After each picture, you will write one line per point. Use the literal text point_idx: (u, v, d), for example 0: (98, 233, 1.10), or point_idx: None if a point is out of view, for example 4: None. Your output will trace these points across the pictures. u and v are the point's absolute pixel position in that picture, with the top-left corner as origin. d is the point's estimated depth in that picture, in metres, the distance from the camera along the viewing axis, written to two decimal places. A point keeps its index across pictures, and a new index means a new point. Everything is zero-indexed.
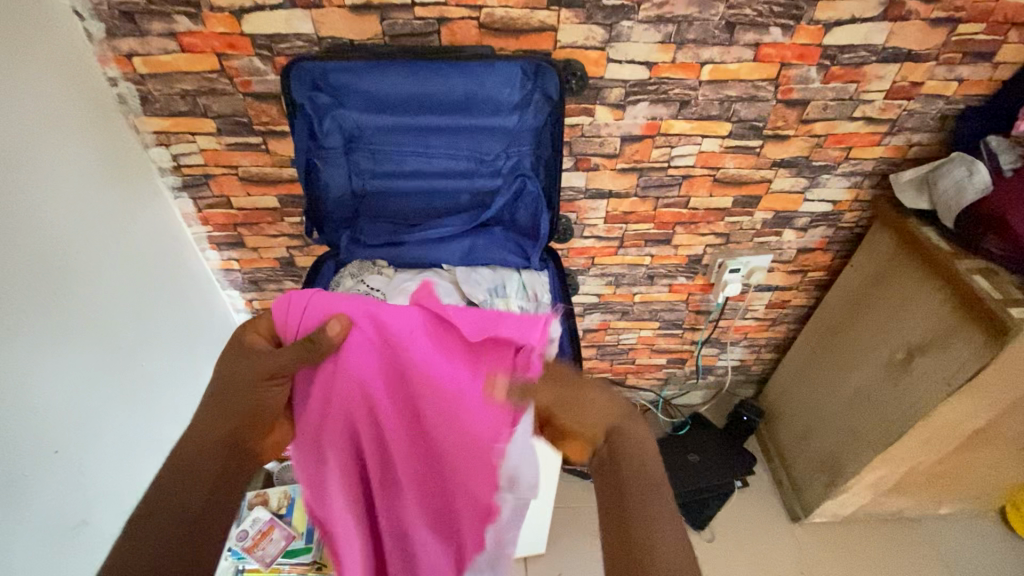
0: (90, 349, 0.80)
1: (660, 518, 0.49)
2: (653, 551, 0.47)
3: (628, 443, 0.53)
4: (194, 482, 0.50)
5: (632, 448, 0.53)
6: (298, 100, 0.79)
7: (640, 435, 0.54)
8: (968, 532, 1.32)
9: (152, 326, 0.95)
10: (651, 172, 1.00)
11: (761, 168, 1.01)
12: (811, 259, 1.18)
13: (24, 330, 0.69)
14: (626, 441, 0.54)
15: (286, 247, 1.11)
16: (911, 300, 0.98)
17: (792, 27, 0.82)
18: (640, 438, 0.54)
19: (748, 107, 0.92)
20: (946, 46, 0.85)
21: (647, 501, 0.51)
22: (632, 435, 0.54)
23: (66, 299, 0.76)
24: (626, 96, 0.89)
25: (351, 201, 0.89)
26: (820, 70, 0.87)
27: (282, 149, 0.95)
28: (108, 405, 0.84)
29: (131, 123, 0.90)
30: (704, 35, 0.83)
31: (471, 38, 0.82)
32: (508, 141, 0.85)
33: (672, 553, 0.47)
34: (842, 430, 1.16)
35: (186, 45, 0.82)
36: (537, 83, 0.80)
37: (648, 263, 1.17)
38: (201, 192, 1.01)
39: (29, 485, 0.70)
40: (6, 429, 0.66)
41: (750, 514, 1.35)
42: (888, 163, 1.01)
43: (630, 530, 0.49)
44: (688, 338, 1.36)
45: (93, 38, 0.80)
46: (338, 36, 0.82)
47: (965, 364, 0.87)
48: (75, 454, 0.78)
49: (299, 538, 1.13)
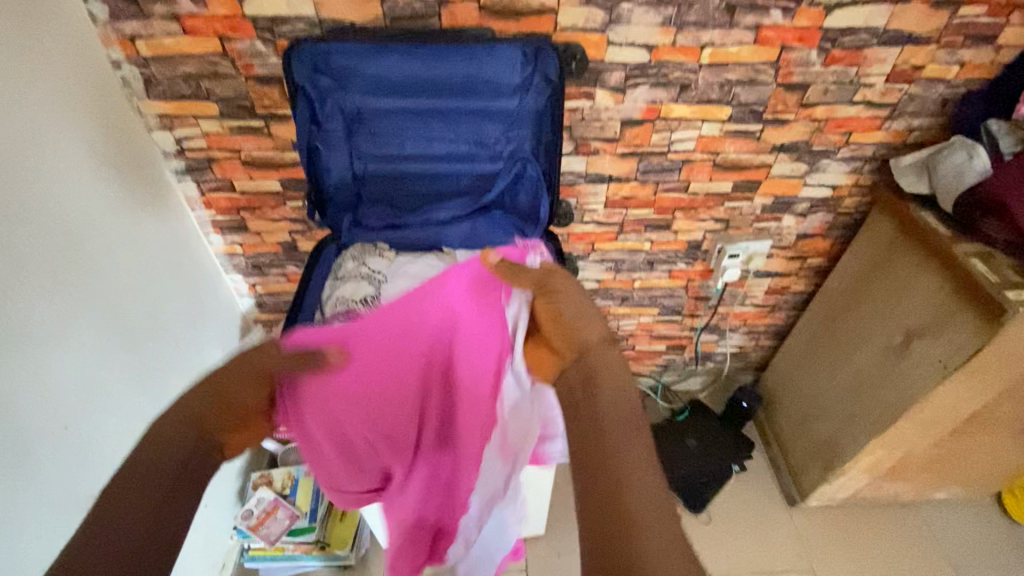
0: (97, 329, 0.82)
1: (632, 446, 0.41)
2: (623, 481, 0.39)
3: (598, 363, 0.49)
4: (155, 474, 0.42)
5: (604, 374, 0.48)
6: (300, 82, 0.79)
7: (616, 368, 0.48)
8: (963, 517, 1.34)
9: (157, 308, 0.96)
10: (651, 156, 1.01)
11: (761, 152, 1.01)
12: (810, 245, 1.19)
13: (32, 309, 0.70)
14: (595, 371, 0.49)
15: (289, 231, 1.12)
16: (908, 285, 0.99)
17: (793, 9, 0.82)
18: (613, 364, 0.49)
19: (748, 90, 0.92)
20: (948, 29, 0.85)
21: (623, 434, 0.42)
22: (602, 356, 0.50)
23: (73, 279, 0.77)
24: (626, 79, 0.90)
25: (352, 185, 0.90)
26: (821, 53, 0.87)
27: (284, 133, 0.96)
28: (116, 384, 0.86)
29: (135, 106, 0.91)
30: (704, 18, 0.83)
31: (472, 20, 0.83)
32: (509, 124, 0.85)
33: (643, 483, 0.39)
34: (839, 415, 1.17)
35: (188, 28, 0.82)
36: (538, 65, 0.80)
37: (648, 249, 1.17)
38: (205, 176, 1.02)
39: (39, 459, 0.72)
40: (16, 405, 0.68)
41: (747, 498, 1.37)
42: (887, 148, 1.01)
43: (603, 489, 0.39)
44: (688, 324, 1.37)
45: (97, 20, 0.81)
46: (340, 19, 0.82)
47: (962, 346, 0.87)
48: (85, 431, 0.80)
49: (303, 517, 1.17)
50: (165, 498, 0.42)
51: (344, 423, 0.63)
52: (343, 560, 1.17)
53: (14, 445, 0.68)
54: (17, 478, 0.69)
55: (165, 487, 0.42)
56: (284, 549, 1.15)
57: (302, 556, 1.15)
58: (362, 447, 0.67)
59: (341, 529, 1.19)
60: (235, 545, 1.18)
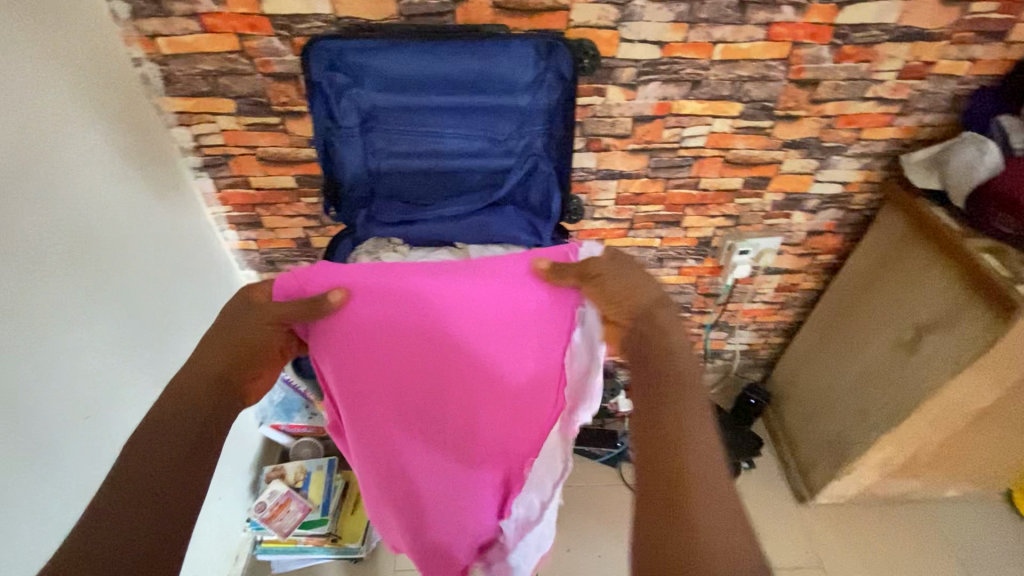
0: (117, 321, 0.84)
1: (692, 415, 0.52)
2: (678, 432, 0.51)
3: (661, 323, 0.61)
4: (177, 431, 0.51)
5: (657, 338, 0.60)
6: (316, 79, 0.80)
7: (674, 333, 0.61)
8: (973, 515, 1.33)
9: (174, 304, 0.98)
10: (662, 153, 1.01)
11: (772, 149, 1.01)
12: (820, 242, 1.19)
13: (53, 302, 0.72)
14: (660, 343, 0.60)
15: (303, 228, 1.14)
16: (919, 282, 0.99)
17: (804, 5, 0.83)
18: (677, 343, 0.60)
19: (759, 87, 0.92)
20: (960, 25, 0.85)
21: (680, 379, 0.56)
22: (663, 318, 0.62)
23: (96, 273, 0.79)
24: (638, 75, 0.90)
25: (366, 179, 0.90)
26: (832, 50, 0.88)
27: (300, 130, 0.97)
28: (134, 376, 0.87)
29: (154, 103, 0.93)
30: (716, 14, 0.84)
31: (486, 17, 0.84)
32: (522, 120, 0.86)
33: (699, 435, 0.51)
34: (848, 412, 1.17)
35: (208, 26, 0.84)
36: (550, 62, 0.81)
37: (658, 245, 1.18)
38: (221, 172, 1.03)
39: (61, 448, 0.74)
40: (40, 392, 0.70)
41: (755, 494, 1.37)
42: (899, 145, 1.01)
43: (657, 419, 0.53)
44: (697, 321, 1.37)
45: (119, 18, 0.83)
46: (356, 17, 0.84)
47: (974, 340, 0.87)
48: (105, 420, 0.81)
49: (315, 510, 1.17)
50: (173, 468, 0.49)
51: (363, 356, 0.68)
52: (354, 553, 1.19)
53: (35, 434, 0.70)
54: (40, 465, 0.70)
55: (188, 445, 0.51)
56: (297, 540, 1.17)
57: (314, 548, 1.18)
58: (381, 419, 0.71)
59: (352, 523, 1.21)
60: (248, 537, 1.19)
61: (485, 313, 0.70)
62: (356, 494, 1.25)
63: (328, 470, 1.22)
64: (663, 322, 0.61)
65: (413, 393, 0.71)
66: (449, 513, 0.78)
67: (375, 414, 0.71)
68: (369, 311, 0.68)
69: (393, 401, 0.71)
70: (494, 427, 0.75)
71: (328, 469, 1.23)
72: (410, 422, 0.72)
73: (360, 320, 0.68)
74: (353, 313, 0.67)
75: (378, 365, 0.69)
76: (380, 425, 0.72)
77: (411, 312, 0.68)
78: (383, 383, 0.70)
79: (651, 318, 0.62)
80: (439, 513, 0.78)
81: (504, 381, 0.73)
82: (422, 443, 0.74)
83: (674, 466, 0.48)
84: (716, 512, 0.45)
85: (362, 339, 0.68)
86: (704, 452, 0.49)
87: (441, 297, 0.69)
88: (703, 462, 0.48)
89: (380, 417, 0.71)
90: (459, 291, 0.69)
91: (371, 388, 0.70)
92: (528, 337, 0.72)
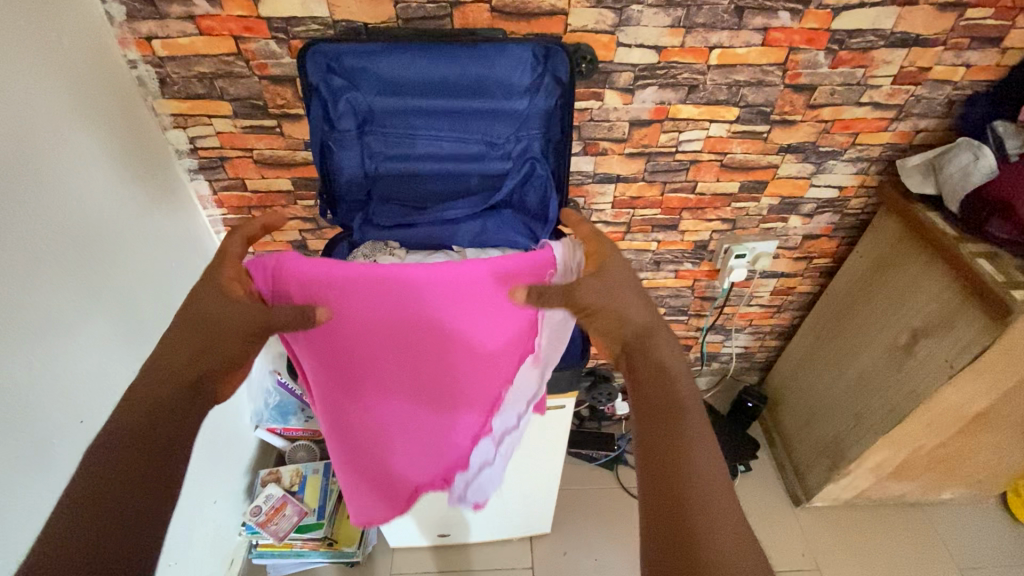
0: (113, 324, 0.83)
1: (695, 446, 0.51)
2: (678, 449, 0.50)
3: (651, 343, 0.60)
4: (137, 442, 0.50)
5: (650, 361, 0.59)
6: (313, 82, 0.80)
7: (675, 359, 0.58)
8: (968, 517, 1.34)
9: (170, 305, 0.97)
10: (660, 157, 1.02)
11: (769, 153, 1.02)
12: (817, 246, 1.19)
13: (48, 305, 0.71)
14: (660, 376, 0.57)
15: (299, 230, 1.14)
16: (915, 285, 0.99)
17: (801, 11, 0.83)
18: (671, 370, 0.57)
19: (756, 91, 0.93)
20: (955, 31, 0.86)
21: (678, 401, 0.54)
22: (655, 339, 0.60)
23: (91, 276, 0.79)
24: (635, 79, 0.90)
25: (363, 182, 0.90)
26: (829, 55, 0.88)
27: (296, 133, 0.97)
28: (130, 379, 0.87)
29: (150, 105, 0.92)
30: (713, 19, 0.84)
31: (483, 21, 0.84)
32: (519, 124, 0.86)
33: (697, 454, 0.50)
34: (844, 415, 1.18)
35: (204, 28, 0.84)
36: (548, 66, 0.81)
37: (655, 248, 1.18)
38: (217, 174, 1.03)
39: (55, 453, 0.73)
40: (35, 397, 0.69)
41: (752, 497, 1.37)
42: (895, 149, 1.02)
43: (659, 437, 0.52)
44: (693, 324, 1.37)
45: (114, 20, 0.82)
46: (353, 20, 0.83)
47: (968, 345, 0.88)
48: (99, 424, 0.81)
49: (310, 514, 1.18)
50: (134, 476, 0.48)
51: (344, 332, 0.68)
52: (349, 558, 1.18)
53: (29, 439, 0.69)
54: (34, 469, 0.70)
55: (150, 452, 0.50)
56: (292, 545, 1.16)
57: (311, 552, 1.16)
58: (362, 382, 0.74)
59: (347, 528, 1.20)
60: (242, 542, 1.18)
61: (472, 299, 0.68)
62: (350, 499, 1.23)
63: (324, 474, 1.23)
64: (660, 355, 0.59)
65: (382, 360, 0.72)
66: (411, 455, 0.86)
67: (343, 374, 0.73)
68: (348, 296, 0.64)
69: (364, 365, 0.72)
70: (470, 390, 0.78)
71: (323, 473, 1.23)
72: (379, 383, 0.75)
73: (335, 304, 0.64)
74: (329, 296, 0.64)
75: (349, 337, 0.69)
76: (348, 383, 0.74)
77: (390, 298, 0.66)
78: (352, 351, 0.70)
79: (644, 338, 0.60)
80: (402, 456, 0.86)
81: (481, 357, 0.74)
82: (392, 400, 0.78)
83: (673, 482, 0.48)
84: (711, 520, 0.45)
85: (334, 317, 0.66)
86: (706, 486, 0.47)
87: (428, 287, 0.65)
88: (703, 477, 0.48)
89: (350, 377, 0.74)
90: (446, 283, 0.65)
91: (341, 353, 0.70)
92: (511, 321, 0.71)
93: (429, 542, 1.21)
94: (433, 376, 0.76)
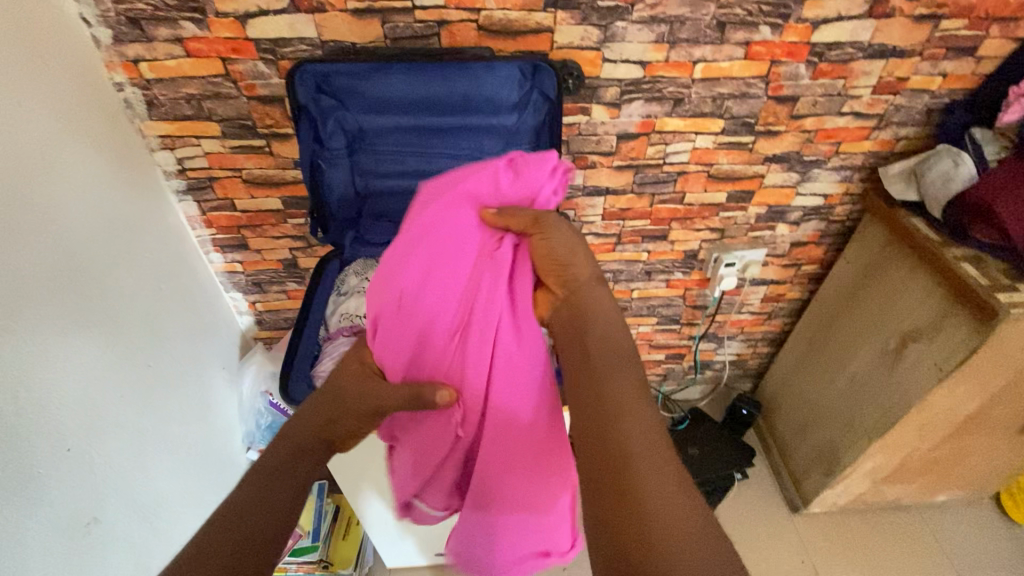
0: (98, 347, 0.81)
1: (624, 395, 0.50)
2: (618, 414, 0.48)
3: (588, 300, 0.61)
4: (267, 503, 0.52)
5: (595, 327, 0.58)
6: (302, 102, 0.80)
7: (606, 316, 0.59)
8: (964, 519, 1.35)
9: (161, 329, 0.96)
10: (647, 169, 1.03)
11: (754, 163, 1.03)
12: (804, 253, 1.21)
13: (36, 336, 0.70)
14: (615, 354, 0.55)
15: (290, 248, 1.14)
16: (903, 290, 1.01)
17: (781, 26, 0.85)
18: (620, 344, 0.56)
19: (740, 104, 0.94)
20: (931, 42, 0.88)
21: (613, 363, 0.54)
22: (589, 293, 0.62)
23: (75, 300, 0.76)
24: (622, 94, 0.92)
25: (353, 200, 0.92)
26: (809, 67, 0.90)
27: (286, 151, 0.98)
28: (118, 404, 0.84)
29: (137, 127, 0.92)
30: (696, 35, 0.85)
31: (471, 39, 0.85)
32: (508, 138, 0.87)
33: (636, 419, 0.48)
34: (838, 421, 1.18)
35: (191, 50, 0.84)
36: (535, 82, 0.82)
37: (645, 259, 1.19)
38: (206, 195, 1.03)
39: (44, 482, 0.70)
40: (20, 425, 0.67)
41: (749, 504, 1.38)
42: (877, 157, 1.04)
43: (596, 397, 0.51)
44: (686, 333, 1.38)
45: (100, 43, 0.82)
46: (341, 40, 0.84)
47: (957, 348, 0.89)
48: (88, 452, 0.78)
49: (305, 537, 1.15)
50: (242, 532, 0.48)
51: (426, 311, 0.66)
52: None
53: (19, 470, 0.66)
54: (24, 504, 0.67)
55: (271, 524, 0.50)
56: (287, 569, 1.13)
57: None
58: (423, 305, 0.66)
59: (343, 549, 1.19)
60: None
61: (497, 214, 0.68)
62: (347, 519, 1.23)
63: (318, 494, 1.20)
64: (595, 296, 0.61)
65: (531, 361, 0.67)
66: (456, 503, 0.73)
67: (448, 320, 0.66)
68: (511, 182, 0.69)
69: (434, 292, 0.66)
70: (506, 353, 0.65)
71: (317, 494, 1.20)
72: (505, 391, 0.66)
73: (551, 200, 0.71)
74: (466, 182, 0.69)
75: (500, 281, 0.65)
76: (433, 329, 0.66)
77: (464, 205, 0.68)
78: (492, 313, 0.65)
79: (578, 295, 0.62)
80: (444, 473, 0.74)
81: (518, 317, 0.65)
82: (489, 419, 0.66)
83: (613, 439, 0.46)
84: (659, 471, 0.43)
85: (515, 263, 0.66)
86: (652, 445, 0.45)
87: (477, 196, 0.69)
88: (645, 435, 0.46)
89: (418, 300, 0.66)
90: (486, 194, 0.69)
91: (429, 296, 0.66)
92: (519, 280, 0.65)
93: (427, 560, 1.23)
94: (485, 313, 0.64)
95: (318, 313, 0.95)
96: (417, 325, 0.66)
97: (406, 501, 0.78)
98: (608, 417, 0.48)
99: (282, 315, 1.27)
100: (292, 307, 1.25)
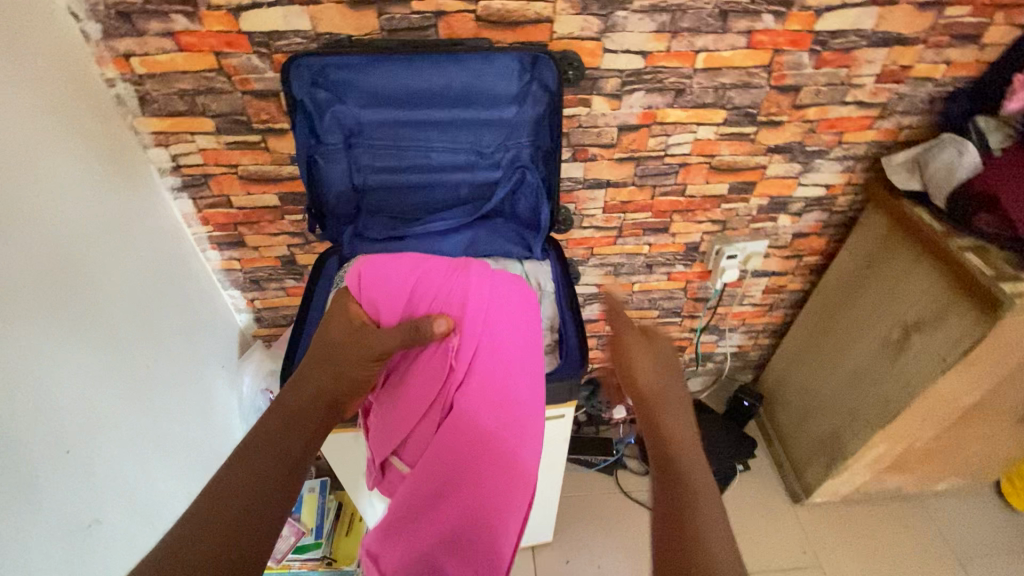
0: (96, 349, 0.80)
1: (696, 476, 0.56)
2: (690, 492, 0.54)
3: (659, 394, 0.67)
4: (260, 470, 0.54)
5: (669, 411, 0.64)
6: (298, 96, 0.79)
7: (676, 407, 0.65)
8: (965, 507, 1.35)
9: (159, 328, 0.95)
10: (648, 161, 1.02)
11: (756, 154, 1.02)
12: (806, 244, 1.20)
13: (32, 338, 0.69)
14: (684, 440, 0.61)
15: (288, 245, 1.13)
16: (905, 280, 1.00)
17: (784, 13, 0.83)
18: (690, 438, 0.61)
19: (742, 94, 0.93)
20: (935, 29, 0.87)
21: (685, 450, 0.59)
22: (667, 389, 0.67)
23: (70, 301, 0.75)
24: (622, 85, 0.90)
25: (352, 196, 0.91)
26: (812, 56, 0.89)
27: (282, 147, 0.96)
28: (117, 405, 0.83)
29: (130, 123, 0.90)
30: (698, 24, 0.84)
31: (469, 31, 0.83)
32: (508, 132, 0.86)
33: (707, 501, 0.53)
34: (840, 411, 1.18)
35: (183, 44, 0.82)
36: (535, 73, 0.81)
37: (647, 251, 1.18)
38: (201, 192, 1.01)
39: (44, 485, 0.70)
40: (18, 429, 0.66)
41: (751, 495, 1.38)
42: (879, 147, 1.03)
43: (672, 474, 0.57)
44: (687, 325, 1.38)
45: (90, 38, 0.80)
46: (336, 32, 0.82)
47: (961, 338, 0.88)
48: (87, 454, 0.77)
49: (309, 533, 1.15)
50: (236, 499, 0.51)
51: (433, 282, 0.74)
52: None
53: (19, 472, 0.66)
54: (24, 508, 0.66)
55: (266, 490, 0.52)
56: (290, 566, 1.13)
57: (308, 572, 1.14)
58: (434, 275, 0.75)
59: (348, 545, 1.18)
60: None
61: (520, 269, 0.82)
62: (351, 515, 1.23)
63: (320, 491, 1.20)
64: (665, 395, 0.67)
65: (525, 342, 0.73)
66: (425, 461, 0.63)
67: (448, 285, 0.73)
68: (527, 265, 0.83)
69: (447, 273, 0.75)
70: (496, 333, 0.71)
71: (320, 491, 1.21)
72: (499, 351, 0.69)
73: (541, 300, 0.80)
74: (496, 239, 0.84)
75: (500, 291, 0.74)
76: (431, 290, 0.73)
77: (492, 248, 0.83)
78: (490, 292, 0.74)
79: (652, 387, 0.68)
80: (423, 432, 0.66)
81: (511, 322, 0.73)
82: (468, 381, 0.66)
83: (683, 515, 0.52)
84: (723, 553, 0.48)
85: (516, 294, 0.76)
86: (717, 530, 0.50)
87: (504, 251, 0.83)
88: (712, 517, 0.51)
89: (431, 273, 0.75)
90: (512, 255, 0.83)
91: (441, 273, 0.75)
92: (518, 303, 0.75)
93: None
94: (484, 299, 0.72)
95: (318, 312, 0.94)
96: (421, 287, 0.74)
97: (384, 459, 0.70)
98: (680, 496, 0.54)
99: (281, 312, 1.26)
100: (291, 304, 1.24)
